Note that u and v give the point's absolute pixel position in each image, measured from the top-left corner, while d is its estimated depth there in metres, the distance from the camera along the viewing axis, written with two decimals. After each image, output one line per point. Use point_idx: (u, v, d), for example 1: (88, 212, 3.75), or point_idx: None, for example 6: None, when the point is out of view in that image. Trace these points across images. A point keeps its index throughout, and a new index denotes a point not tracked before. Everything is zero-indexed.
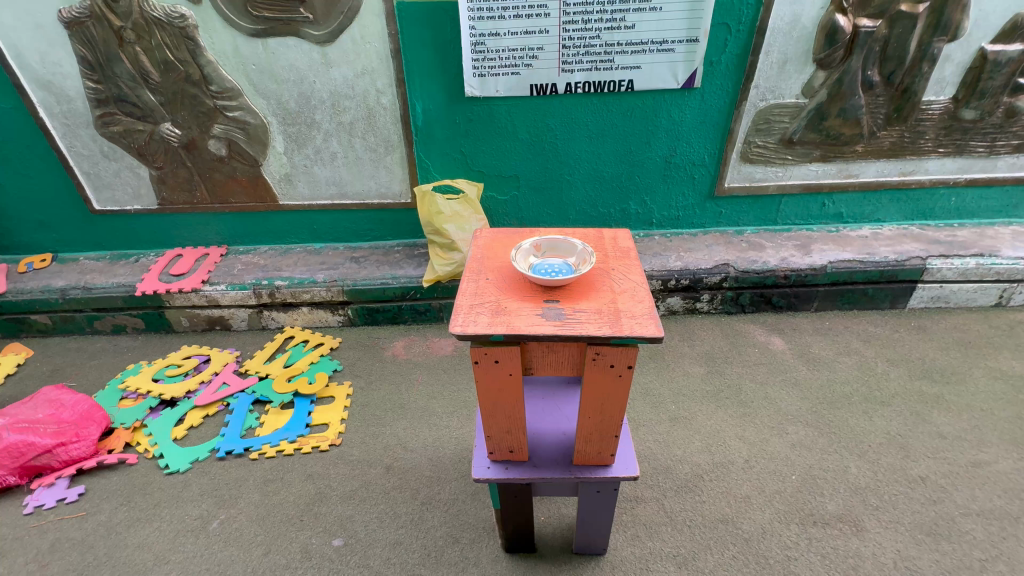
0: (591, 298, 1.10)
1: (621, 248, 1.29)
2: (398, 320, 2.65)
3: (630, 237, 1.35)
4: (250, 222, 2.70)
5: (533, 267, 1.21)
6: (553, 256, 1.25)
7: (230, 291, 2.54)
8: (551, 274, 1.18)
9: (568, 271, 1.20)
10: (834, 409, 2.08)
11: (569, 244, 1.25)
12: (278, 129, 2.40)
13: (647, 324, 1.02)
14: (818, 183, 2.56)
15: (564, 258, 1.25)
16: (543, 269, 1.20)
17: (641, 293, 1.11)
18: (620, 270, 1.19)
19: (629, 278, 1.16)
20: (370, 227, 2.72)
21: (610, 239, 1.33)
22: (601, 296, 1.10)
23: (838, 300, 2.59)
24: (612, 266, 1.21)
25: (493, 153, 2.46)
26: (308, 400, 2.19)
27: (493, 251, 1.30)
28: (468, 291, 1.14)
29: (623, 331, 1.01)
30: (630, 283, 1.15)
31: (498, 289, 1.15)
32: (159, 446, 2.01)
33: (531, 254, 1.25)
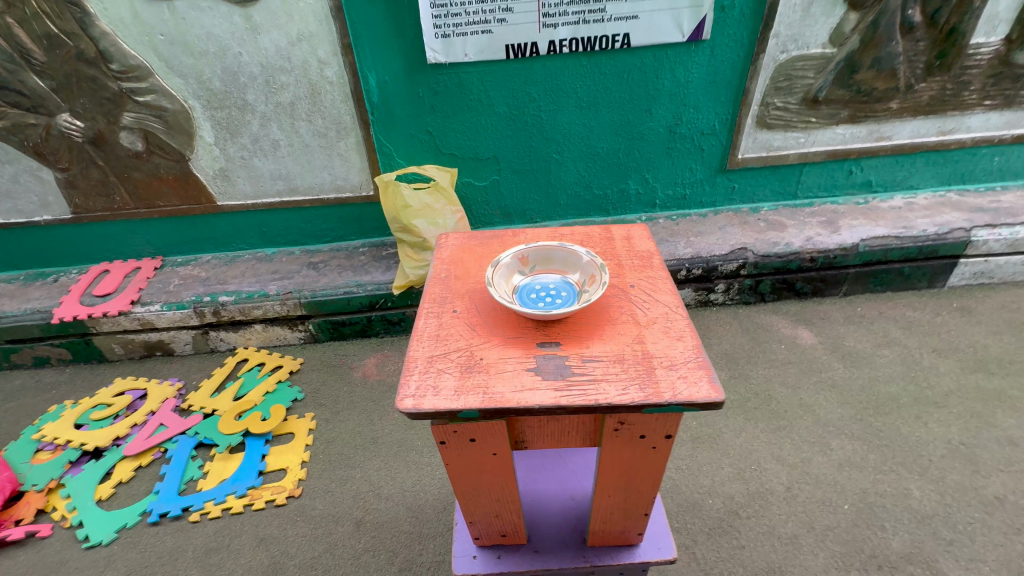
0: (606, 337, 0.75)
1: (638, 253, 0.95)
2: (369, 333, 2.29)
3: (648, 234, 1.01)
4: (185, 228, 2.29)
5: (518, 291, 0.84)
6: (547, 271, 0.88)
7: (167, 311, 2.15)
8: (547, 303, 0.81)
9: (571, 296, 0.83)
10: (882, 415, 1.78)
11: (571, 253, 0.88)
12: (204, 114, 1.98)
13: (697, 380, 0.67)
14: (846, 148, 2.21)
15: (563, 274, 0.88)
16: (534, 293, 0.84)
17: (679, 326, 0.77)
18: (642, 288, 0.85)
19: (657, 300, 0.82)
20: (328, 226, 2.32)
21: (623, 241, 0.98)
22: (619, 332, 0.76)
23: (870, 283, 2.27)
24: (629, 282, 0.86)
25: (467, 132, 2.07)
26: (261, 440, 1.84)
27: (464, 267, 0.94)
28: (426, 333, 0.79)
29: (661, 394, 0.66)
30: (660, 309, 0.80)
31: (469, 328, 0.79)
32: (78, 512, 1.66)
33: (515, 269, 0.88)
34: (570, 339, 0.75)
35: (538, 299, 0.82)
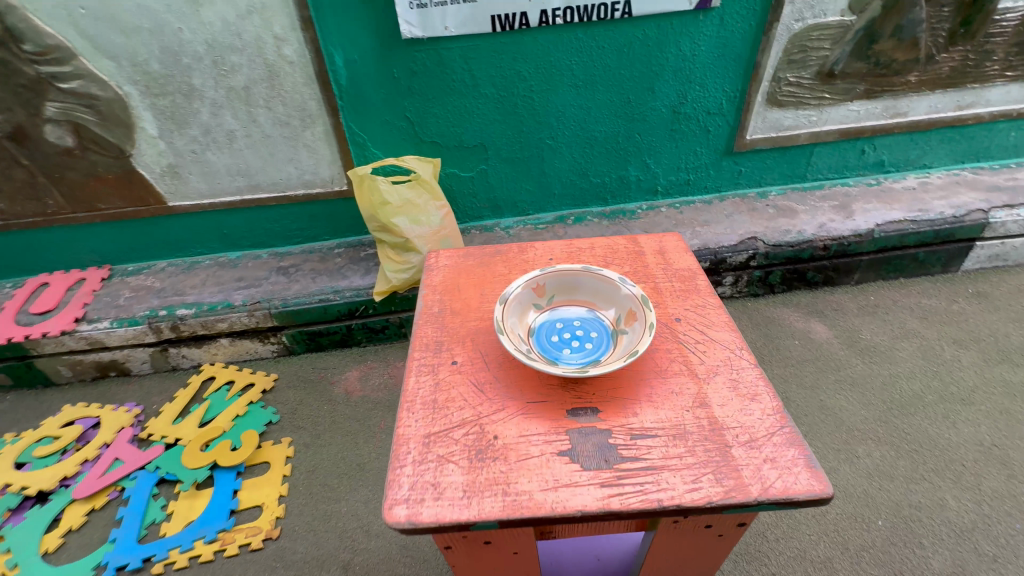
0: (674, 401, 0.79)
1: (675, 269, 1.05)
2: (350, 343, 2.08)
3: (681, 240, 1.13)
4: (134, 232, 2.03)
5: (545, 329, 0.89)
6: (570, 304, 0.93)
7: (118, 328, 1.90)
8: (578, 344, 0.87)
9: (603, 332, 0.88)
10: (907, 416, 1.67)
11: (594, 278, 0.93)
12: (143, 102, 1.71)
13: (793, 474, 0.69)
14: (860, 126, 2.05)
15: (588, 305, 0.93)
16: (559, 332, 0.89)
17: (752, 385, 0.81)
18: (699, 327, 0.92)
19: (715, 345, 0.88)
20: (298, 225, 2.08)
21: (654, 255, 1.09)
22: (680, 383, 0.82)
23: (883, 270, 2.14)
24: (678, 313, 0.95)
25: (450, 117, 1.84)
26: (232, 473, 1.63)
27: (464, 304, 0.99)
28: (424, 391, 0.83)
29: (752, 493, 0.67)
30: (721, 353, 0.87)
31: (474, 406, 0.80)
32: (20, 570, 1.45)
33: (531, 304, 0.91)
34: (622, 404, 0.79)
35: (566, 340, 0.87)
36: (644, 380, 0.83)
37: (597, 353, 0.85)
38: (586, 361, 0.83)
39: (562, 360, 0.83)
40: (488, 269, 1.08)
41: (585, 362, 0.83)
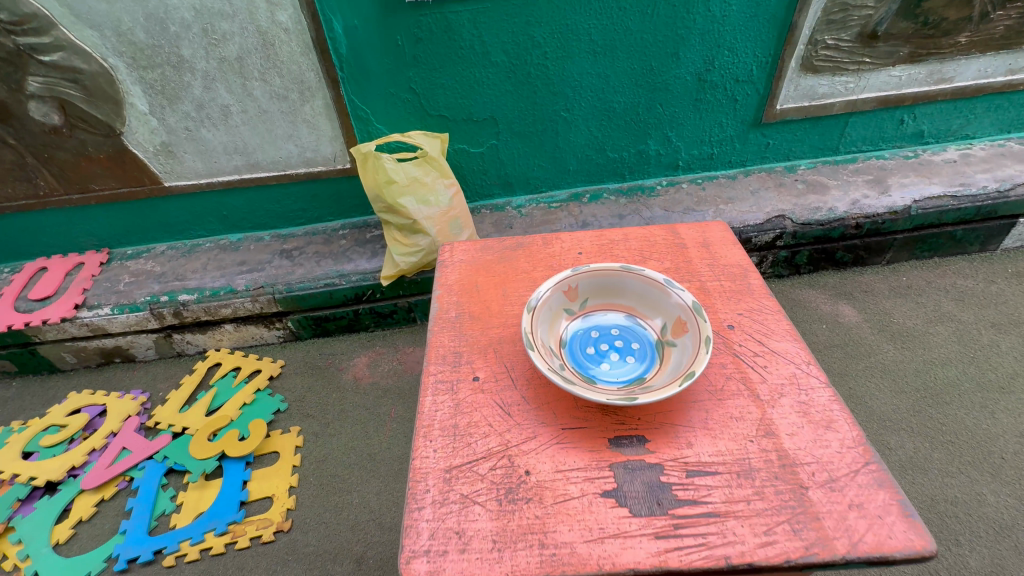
0: (737, 427, 0.75)
1: (725, 268, 1.02)
2: (357, 328, 2.02)
3: (727, 230, 1.13)
4: (131, 215, 1.95)
5: (583, 340, 0.86)
6: (607, 311, 0.90)
7: (119, 315, 1.85)
8: (617, 356, 0.84)
9: (646, 343, 0.85)
10: (942, 406, 1.59)
11: (637, 282, 0.89)
12: (130, 75, 1.60)
13: (885, 529, 0.63)
14: (900, 94, 1.90)
15: (627, 313, 0.90)
16: (595, 342, 0.86)
17: (825, 410, 0.77)
18: (755, 337, 0.88)
19: (778, 360, 0.84)
20: (301, 206, 1.98)
21: (696, 251, 1.07)
22: (735, 405, 0.78)
23: (917, 249, 2.02)
24: (732, 320, 0.91)
25: (458, 88, 1.72)
26: (241, 463, 1.59)
27: (487, 307, 0.96)
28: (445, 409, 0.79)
29: (842, 549, 0.62)
30: (786, 370, 0.83)
31: (501, 433, 0.76)
32: (32, 561, 1.43)
33: (565, 311, 0.88)
34: (670, 432, 0.75)
35: (604, 351, 0.85)
36: (692, 403, 0.79)
37: (639, 368, 0.82)
38: (628, 377, 0.80)
39: (601, 375, 0.81)
40: (511, 265, 1.05)
41: (628, 378, 0.80)
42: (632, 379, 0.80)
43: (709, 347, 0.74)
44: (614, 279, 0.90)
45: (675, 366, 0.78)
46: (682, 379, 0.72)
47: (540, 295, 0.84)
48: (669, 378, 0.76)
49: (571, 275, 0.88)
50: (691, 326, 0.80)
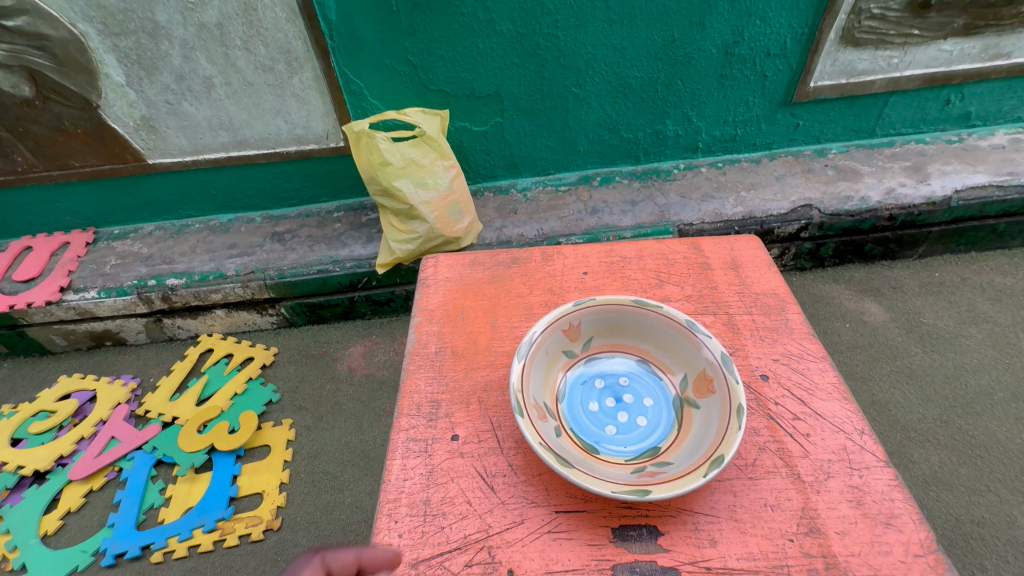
0: (771, 518, 0.66)
1: (755, 296, 0.95)
2: (353, 315, 1.93)
3: (760, 246, 1.05)
4: (115, 193, 1.85)
5: (587, 392, 0.81)
6: (616, 356, 0.84)
7: (106, 299, 1.77)
8: (626, 416, 0.78)
9: (662, 400, 0.79)
10: (972, 416, 1.49)
11: (652, 322, 0.82)
12: (103, 43, 1.47)
13: None
14: (949, 71, 1.72)
15: (639, 358, 0.84)
16: (599, 396, 0.80)
17: (882, 502, 0.67)
18: (793, 392, 0.79)
19: (823, 426, 0.75)
20: (292, 186, 1.87)
21: (721, 272, 1.00)
22: (769, 488, 0.69)
23: (953, 243, 1.87)
24: (766, 368, 0.82)
25: (459, 60, 1.57)
26: (231, 457, 1.54)
27: (470, 339, 0.89)
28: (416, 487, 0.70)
29: None
30: (835, 441, 0.73)
31: (479, 515, 0.67)
32: (20, 553, 1.41)
33: (567, 352, 0.83)
34: (686, 522, 0.66)
35: (611, 409, 0.79)
36: (717, 485, 0.70)
37: (652, 434, 0.76)
38: (639, 445, 0.75)
39: (605, 440, 0.75)
40: (504, 287, 0.98)
41: (638, 446, 0.75)
42: (643, 447, 0.74)
43: (742, 419, 0.67)
44: (626, 317, 0.83)
45: (696, 436, 0.71)
46: (706, 462, 0.65)
47: (534, 337, 0.78)
48: (688, 454, 0.70)
49: (572, 310, 0.82)
50: (719, 387, 0.73)
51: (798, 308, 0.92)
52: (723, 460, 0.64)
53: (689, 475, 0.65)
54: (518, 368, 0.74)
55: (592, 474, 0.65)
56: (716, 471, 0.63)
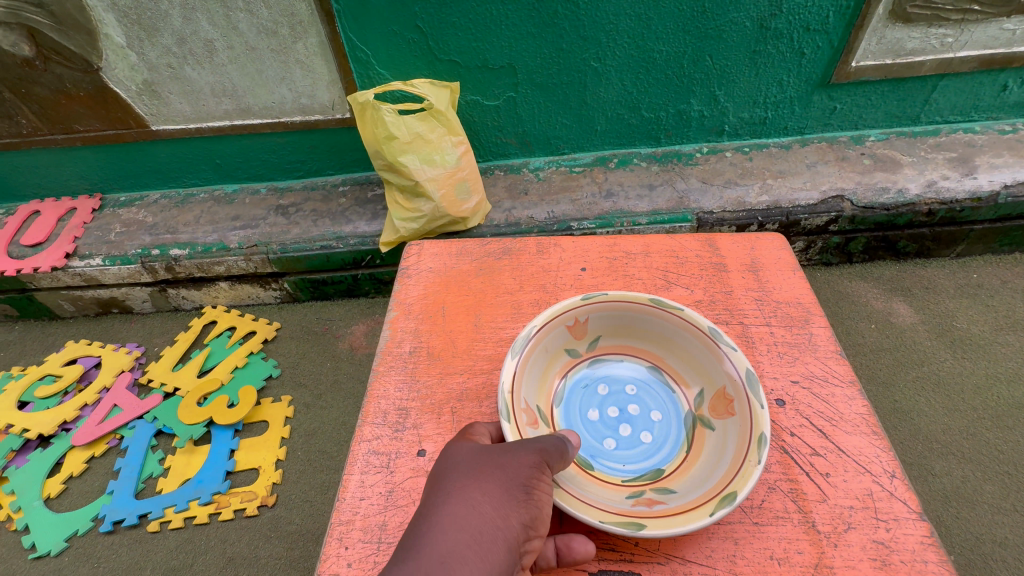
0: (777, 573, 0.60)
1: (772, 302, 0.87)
2: (357, 293, 1.90)
3: (784, 246, 0.97)
4: (121, 159, 1.82)
5: (587, 398, 0.77)
6: (625, 361, 0.79)
7: (111, 267, 1.76)
8: (629, 430, 0.74)
9: (673, 416, 0.74)
10: (1002, 430, 1.39)
11: (667, 326, 0.76)
12: (101, 2, 1.42)
13: None
14: (1009, 53, 1.56)
15: (649, 365, 0.79)
16: (601, 404, 0.76)
17: (909, 562, 0.60)
18: (812, 422, 0.72)
19: (846, 465, 0.68)
20: (297, 158, 1.82)
21: (737, 272, 0.92)
22: (777, 537, 0.63)
23: (996, 242, 1.74)
24: (783, 393, 0.76)
25: (472, 28, 1.47)
26: (229, 431, 1.53)
27: (460, 338, 0.84)
28: (381, 501, 0.66)
29: None
30: (859, 485, 0.66)
31: None
32: (23, 514, 1.44)
33: (571, 352, 0.78)
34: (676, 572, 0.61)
35: (613, 420, 0.75)
36: (715, 529, 0.64)
37: (656, 453, 0.71)
38: (639, 464, 0.70)
39: (604, 454, 0.71)
40: (490, 281, 0.93)
41: (639, 465, 0.70)
42: (645, 468, 0.70)
43: (763, 452, 0.60)
44: (640, 317, 0.77)
45: (706, 464, 0.66)
46: (715, 498, 0.59)
47: (533, 333, 0.73)
48: (694, 484, 0.64)
49: (579, 306, 0.76)
50: (739, 411, 0.66)
51: (825, 321, 0.84)
52: (734, 498, 0.58)
53: (693, 510, 0.59)
54: (510, 367, 0.69)
55: (581, 497, 0.60)
56: (724, 510, 0.57)
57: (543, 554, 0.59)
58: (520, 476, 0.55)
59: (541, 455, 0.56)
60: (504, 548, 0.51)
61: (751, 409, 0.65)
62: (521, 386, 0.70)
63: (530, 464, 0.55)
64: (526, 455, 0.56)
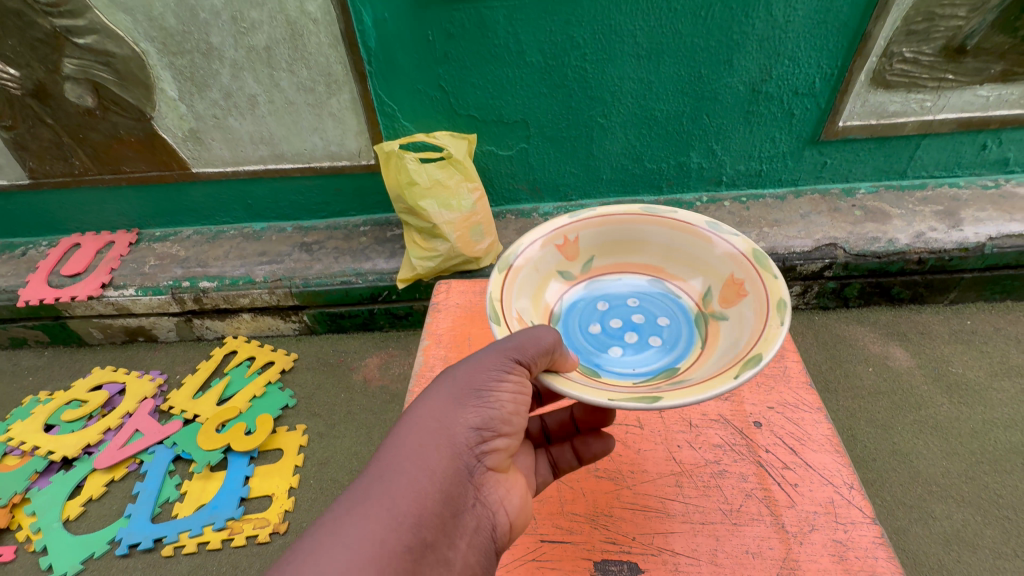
0: (752, 564, 0.75)
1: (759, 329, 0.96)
2: (372, 327, 1.99)
3: None
4: (160, 197, 1.97)
5: (588, 312, 0.84)
6: (626, 275, 0.89)
7: (143, 297, 1.87)
8: (637, 337, 0.81)
9: (682, 317, 0.83)
10: (1000, 474, 1.42)
11: (663, 232, 0.87)
12: (161, 61, 1.59)
13: None
14: (985, 116, 1.69)
15: (649, 277, 0.88)
16: (606, 318, 0.84)
17: (864, 556, 0.74)
18: (785, 442, 0.91)
19: (812, 477, 0.84)
20: (324, 199, 1.95)
21: None
22: (752, 535, 0.78)
23: (987, 290, 1.81)
24: (760, 416, 0.95)
25: (490, 87, 1.62)
26: (245, 458, 1.59)
27: None
28: None
29: None
30: (823, 494, 0.82)
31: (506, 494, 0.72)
32: (42, 535, 1.48)
33: (567, 272, 0.87)
34: (666, 561, 0.77)
35: (620, 331, 0.82)
36: (702, 527, 0.80)
37: (671, 349, 0.78)
38: (652, 362, 0.76)
39: (615, 359, 0.77)
40: None
41: (652, 362, 0.76)
42: (658, 367, 0.75)
43: (784, 314, 0.66)
44: (637, 230, 0.88)
45: (722, 343, 0.73)
46: (740, 364, 0.62)
47: (525, 248, 0.81)
48: (714, 361, 0.69)
49: (568, 224, 0.86)
50: (752, 288, 0.74)
51: (797, 356, 1.05)
52: (760, 358, 0.61)
53: (718, 379, 0.62)
54: (495, 281, 0.76)
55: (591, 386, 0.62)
56: (751, 369, 0.60)
57: (566, 456, 0.86)
58: (470, 389, 0.67)
59: (500, 359, 0.66)
60: (449, 452, 0.64)
61: (763, 282, 0.73)
62: (510, 299, 0.77)
63: (483, 376, 0.67)
64: (472, 370, 0.68)
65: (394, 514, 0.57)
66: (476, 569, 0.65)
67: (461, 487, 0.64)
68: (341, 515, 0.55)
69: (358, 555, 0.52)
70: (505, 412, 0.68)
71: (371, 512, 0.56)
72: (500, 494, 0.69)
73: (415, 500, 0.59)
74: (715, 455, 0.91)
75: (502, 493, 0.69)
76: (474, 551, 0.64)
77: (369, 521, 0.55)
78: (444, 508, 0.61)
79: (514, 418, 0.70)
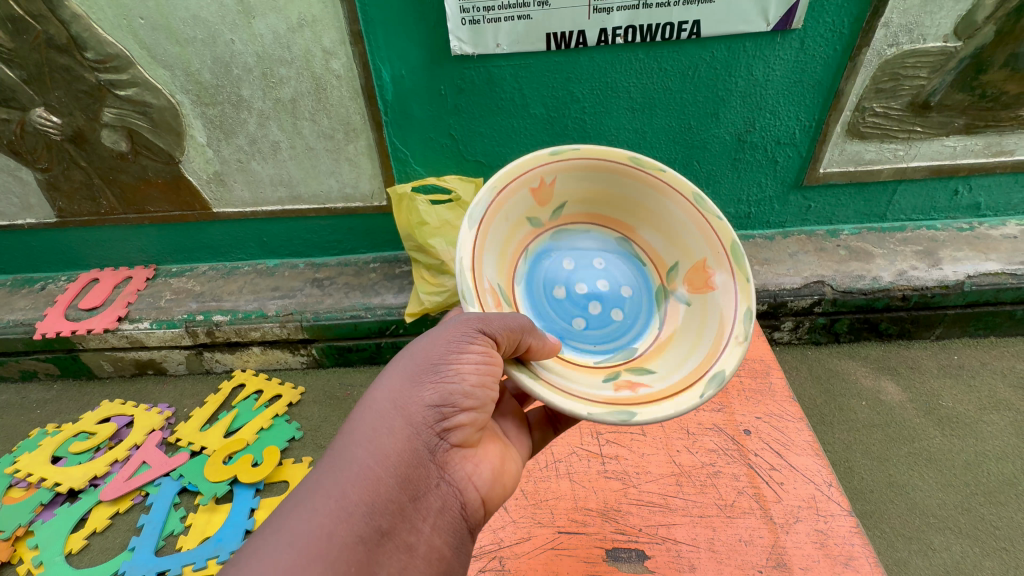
0: (746, 548, 0.98)
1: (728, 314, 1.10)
2: (378, 360, 2.04)
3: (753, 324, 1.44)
4: (179, 235, 2.06)
5: (556, 264, 1.05)
6: (594, 231, 1.08)
7: (157, 330, 1.93)
8: (603, 305, 1.03)
9: (642, 287, 1.06)
10: (995, 506, 1.47)
11: (644, 189, 1.02)
12: (194, 111, 1.72)
13: None
14: (954, 164, 1.82)
15: (615, 235, 1.08)
16: (577, 280, 1.05)
17: (845, 543, 0.97)
18: (772, 446, 1.15)
19: (796, 476, 1.09)
20: (336, 237, 2.05)
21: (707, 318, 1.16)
22: (745, 526, 1.02)
23: (971, 326, 1.89)
24: (750, 425, 1.20)
25: (496, 136, 1.75)
26: (251, 491, 1.60)
27: None
28: None
29: None
30: (806, 491, 1.06)
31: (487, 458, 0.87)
32: (44, 569, 1.48)
33: (538, 213, 1.02)
34: (671, 547, 1.00)
35: (587, 295, 1.04)
36: (703, 519, 1.04)
37: (631, 317, 1.03)
38: (616, 331, 1.01)
39: (585, 325, 1.01)
40: None
41: (614, 330, 1.01)
42: (621, 337, 1.00)
43: (748, 327, 0.87)
44: (620, 183, 1.03)
45: (682, 332, 0.97)
46: (706, 377, 0.84)
47: (505, 190, 0.94)
48: (676, 352, 0.93)
49: (547, 170, 0.99)
50: (719, 285, 0.95)
51: (779, 373, 1.31)
52: (722, 373, 0.82)
53: (689, 387, 0.83)
54: (471, 234, 0.88)
55: (580, 395, 0.79)
56: (713, 387, 0.81)
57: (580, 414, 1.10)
58: (426, 367, 0.77)
59: (464, 327, 0.78)
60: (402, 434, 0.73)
61: (736, 282, 0.93)
62: (488, 240, 0.92)
63: (438, 352, 0.78)
64: (428, 348, 0.79)
65: (344, 505, 0.66)
66: (448, 550, 0.74)
67: (417, 469, 0.73)
68: (306, 504, 0.65)
69: (307, 546, 0.61)
70: (463, 387, 0.78)
71: (324, 502, 0.65)
72: (467, 471, 0.80)
73: (368, 486, 0.69)
74: (711, 458, 1.15)
75: (469, 469, 0.80)
76: (438, 533, 0.74)
77: (318, 514, 0.64)
78: (397, 487, 0.71)
79: (476, 392, 0.79)
